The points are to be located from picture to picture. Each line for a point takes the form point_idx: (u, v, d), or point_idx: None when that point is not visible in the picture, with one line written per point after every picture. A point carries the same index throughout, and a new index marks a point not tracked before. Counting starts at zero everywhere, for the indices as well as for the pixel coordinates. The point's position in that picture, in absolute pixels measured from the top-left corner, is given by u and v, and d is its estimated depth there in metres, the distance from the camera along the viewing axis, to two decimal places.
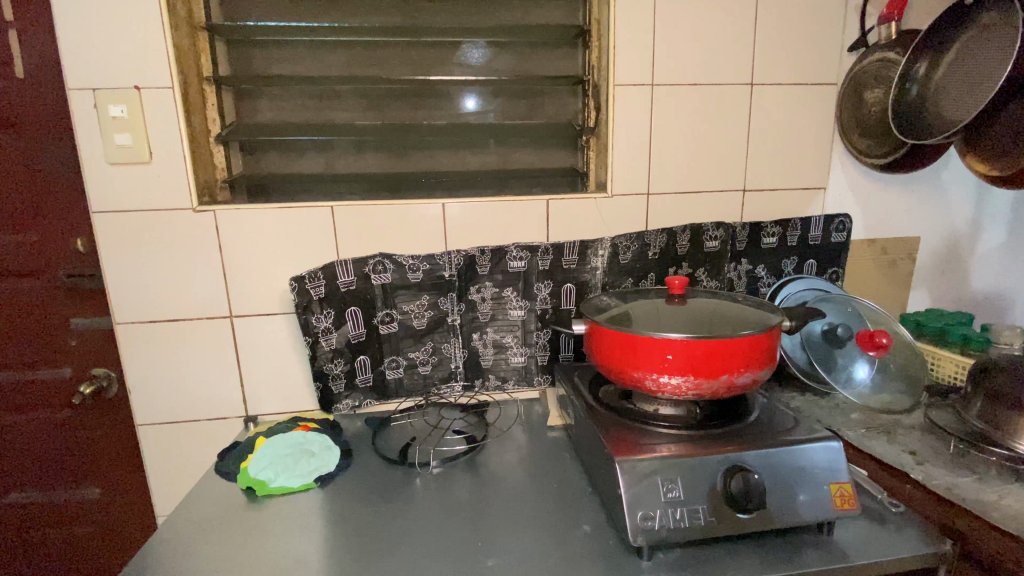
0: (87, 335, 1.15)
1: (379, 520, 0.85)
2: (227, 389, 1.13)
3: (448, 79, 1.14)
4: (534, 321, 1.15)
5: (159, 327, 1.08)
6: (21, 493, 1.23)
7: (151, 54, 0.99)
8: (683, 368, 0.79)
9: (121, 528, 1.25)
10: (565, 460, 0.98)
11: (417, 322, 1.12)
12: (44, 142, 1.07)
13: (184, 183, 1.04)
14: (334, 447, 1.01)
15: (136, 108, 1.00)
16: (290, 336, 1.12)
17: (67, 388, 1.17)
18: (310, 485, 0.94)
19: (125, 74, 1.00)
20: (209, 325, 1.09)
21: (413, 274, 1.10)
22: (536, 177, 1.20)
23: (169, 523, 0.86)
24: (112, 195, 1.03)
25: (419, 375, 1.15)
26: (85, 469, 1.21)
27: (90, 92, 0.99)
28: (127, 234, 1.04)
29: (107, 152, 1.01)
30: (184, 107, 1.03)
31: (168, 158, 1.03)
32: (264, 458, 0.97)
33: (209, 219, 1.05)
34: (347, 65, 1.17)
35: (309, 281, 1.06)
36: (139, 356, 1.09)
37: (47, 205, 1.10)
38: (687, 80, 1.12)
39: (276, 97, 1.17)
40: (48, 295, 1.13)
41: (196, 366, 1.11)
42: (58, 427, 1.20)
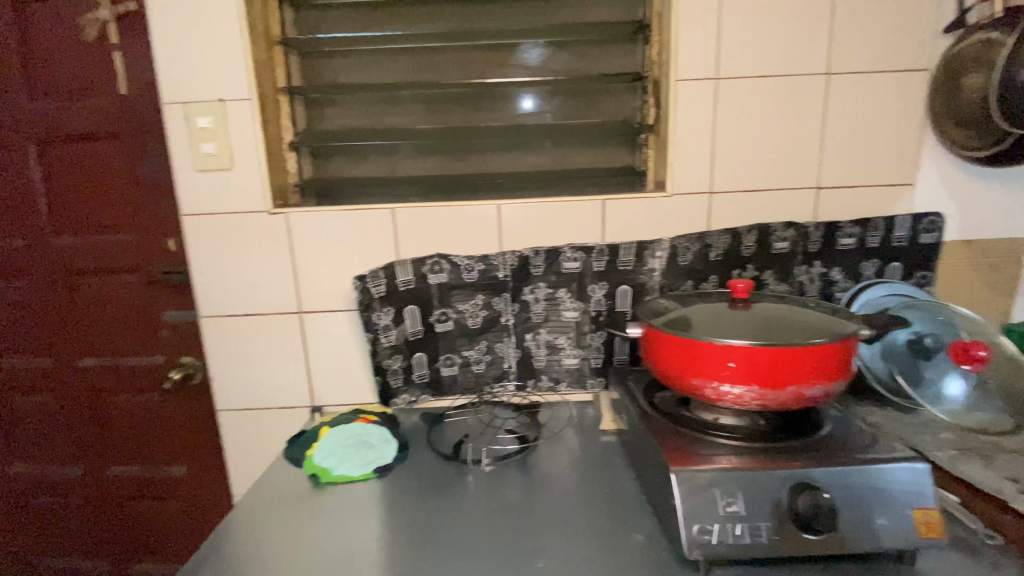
0: (178, 326, 1.25)
1: (432, 513, 0.88)
2: (296, 380, 1.20)
3: (505, 81, 1.15)
4: (588, 323, 1.14)
5: (239, 321, 1.17)
6: (124, 466, 1.37)
7: (234, 69, 1.07)
8: (745, 378, 0.75)
9: (205, 506, 1.36)
10: (619, 467, 0.96)
11: (472, 322, 1.14)
12: (145, 154, 1.18)
13: (260, 188, 1.11)
14: (393, 440, 1.05)
15: (221, 120, 1.09)
16: (354, 332, 1.17)
17: (160, 374, 1.29)
18: (370, 475, 0.97)
19: (211, 89, 1.08)
20: (283, 321, 1.17)
21: (467, 274, 1.12)
22: (591, 175, 1.19)
23: (243, 503, 0.93)
24: (201, 199, 1.12)
25: (472, 373, 1.17)
26: (178, 450, 1.33)
27: (181, 106, 1.09)
28: (213, 235, 1.14)
29: (195, 159, 1.11)
30: (261, 116, 1.10)
31: (248, 165, 1.11)
32: (327, 446, 1.02)
33: (282, 221, 1.12)
34: (408, 72, 1.21)
35: (371, 281, 1.11)
36: (223, 346, 1.19)
37: (145, 208, 1.21)
38: (755, 71, 1.07)
39: (343, 105, 1.24)
40: (144, 289, 1.25)
41: (270, 357, 1.19)
42: (152, 409, 1.32)
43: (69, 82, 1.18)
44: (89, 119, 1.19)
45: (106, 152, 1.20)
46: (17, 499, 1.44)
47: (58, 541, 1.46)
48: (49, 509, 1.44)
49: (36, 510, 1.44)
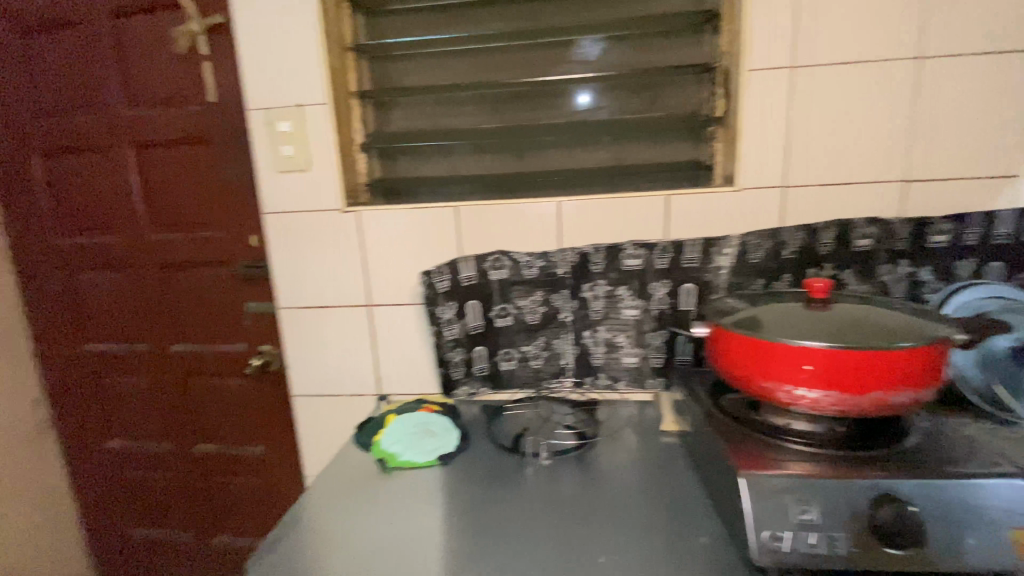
0: (258, 317, 1.35)
1: (493, 503, 0.90)
2: (364, 369, 1.26)
3: (564, 78, 1.15)
4: (649, 321, 1.12)
5: (313, 313, 1.25)
6: (207, 444, 1.49)
7: (311, 76, 1.14)
8: (822, 382, 0.72)
9: (279, 484, 1.46)
10: (680, 468, 0.95)
11: (531, 317, 1.15)
12: (228, 156, 1.26)
13: (334, 188, 1.18)
14: (454, 430, 1.08)
15: (300, 124, 1.17)
16: (418, 325, 1.22)
17: (241, 360, 1.39)
18: (433, 462, 1.01)
19: (291, 95, 1.16)
20: (353, 313, 1.24)
21: (527, 271, 1.13)
22: (651, 171, 1.17)
23: (318, 483, 1.00)
24: (281, 199, 1.21)
25: (531, 369, 1.19)
26: (256, 431, 1.43)
27: (265, 112, 1.17)
28: (291, 232, 1.22)
29: (276, 163, 1.19)
30: (335, 120, 1.17)
31: (323, 166, 1.18)
32: (394, 433, 1.07)
33: (353, 219, 1.19)
34: (471, 73, 1.25)
35: (436, 276, 1.15)
36: (298, 336, 1.27)
37: (228, 207, 1.30)
38: (836, 58, 1.01)
39: (409, 107, 1.29)
40: (227, 282, 1.34)
41: (341, 347, 1.26)
42: (232, 392, 1.42)
43: (160, 89, 1.27)
44: (179, 124, 1.27)
45: (193, 155, 1.29)
46: (114, 471, 1.59)
47: (148, 511, 1.59)
48: (141, 482, 1.57)
49: (129, 482, 1.58)
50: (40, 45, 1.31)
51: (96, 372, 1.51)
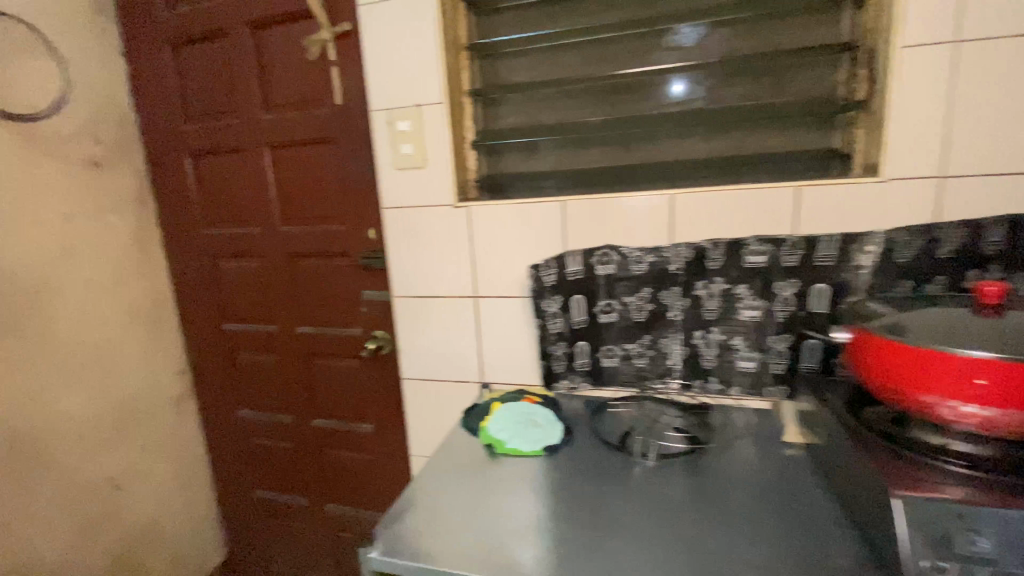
0: (373, 304, 1.45)
1: (604, 498, 0.89)
2: (468, 357, 1.31)
3: (653, 69, 1.13)
4: (771, 324, 1.05)
5: (424, 302, 1.33)
6: (323, 419, 1.62)
7: (430, 76, 1.20)
8: (997, 399, 0.63)
9: (387, 460, 1.57)
10: (807, 484, 0.88)
11: (637, 315, 1.13)
12: (351, 155, 1.36)
13: (448, 183, 1.24)
14: (558, 422, 1.09)
15: (419, 123, 1.23)
16: (522, 316, 1.24)
17: (356, 343, 1.50)
18: (539, 452, 1.03)
19: (411, 96, 1.23)
20: (461, 303, 1.29)
21: (636, 266, 1.11)
22: (756, 162, 1.11)
23: (432, 462, 1.05)
24: (399, 194, 1.29)
25: (634, 367, 1.16)
26: (368, 409, 1.55)
27: (387, 112, 1.25)
28: (406, 226, 1.30)
29: (396, 160, 1.26)
30: (450, 117, 1.22)
31: (438, 163, 1.24)
32: (500, 420, 1.10)
33: (464, 213, 1.24)
34: (581, 66, 1.24)
35: (543, 270, 1.17)
36: (410, 322, 1.35)
37: (349, 202, 1.40)
38: (1015, 27, 0.87)
39: (517, 102, 1.31)
40: (347, 270, 1.46)
41: (449, 334, 1.32)
42: (347, 372, 1.54)
43: (293, 92, 1.39)
44: (308, 125, 1.39)
45: (321, 154, 1.40)
46: (241, 438, 1.77)
47: (270, 476, 1.77)
48: (264, 450, 1.74)
49: (255, 448, 1.76)
50: (194, 57, 1.48)
51: (231, 348, 1.68)
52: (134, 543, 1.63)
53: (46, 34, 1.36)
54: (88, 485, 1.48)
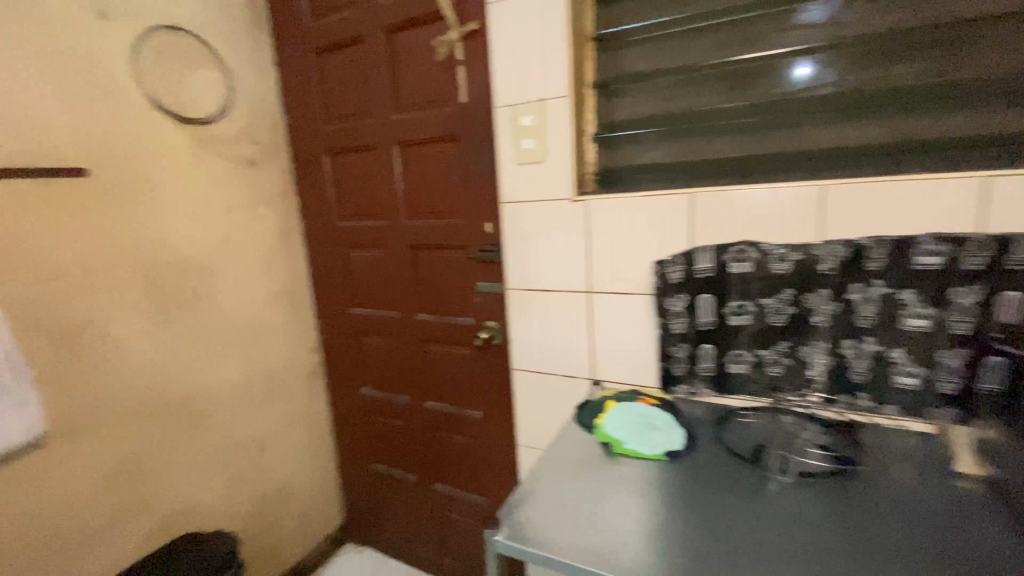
0: (488, 295, 1.49)
1: (735, 511, 0.84)
2: (579, 352, 1.33)
3: (761, 57, 1.09)
4: (943, 336, 0.92)
5: (538, 295, 1.37)
6: (436, 402, 1.72)
7: (556, 70, 1.21)
8: None
9: (495, 446, 1.62)
10: (993, 525, 0.75)
11: (774, 318, 1.05)
12: (473, 150, 1.41)
13: (568, 177, 1.25)
14: (678, 427, 1.06)
15: (541, 117, 1.25)
16: (640, 315, 1.22)
17: (470, 332, 1.56)
18: (660, 456, 0.99)
19: (536, 91, 1.25)
20: (575, 297, 1.31)
21: (777, 266, 1.03)
22: (893, 155, 1.02)
23: (548, 456, 1.06)
24: (519, 188, 1.34)
25: (766, 376, 1.09)
26: (478, 396, 1.61)
27: (511, 109, 1.30)
28: (524, 220, 1.35)
29: (517, 154, 1.31)
30: (574, 111, 1.22)
31: (559, 157, 1.25)
32: (616, 420, 1.09)
33: (582, 207, 1.24)
34: (713, 50, 1.17)
35: (669, 266, 1.13)
36: (524, 313, 1.42)
37: (470, 197, 1.45)
38: None
39: (640, 92, 1.26)
40: (465, 262, 1.52)
41: (562, 328, 1.35)
42: (460, 360, 1.61)
43: (421, 92, 1.47)
44: (434, 122, 1.46)
45: (445, 150, 1.47)
46: (362, 414, 1.93)
47: (385, 451, 1.91)
48: (382, 426, 1.88)
49: (374, 424, 1.91)
50: (336, 63, 1.62)
51: (357, 330, 1.84)
52: (273, 498, 1.84)
53: (220, 51, 1.57)
54: (240, 443, 1.71)
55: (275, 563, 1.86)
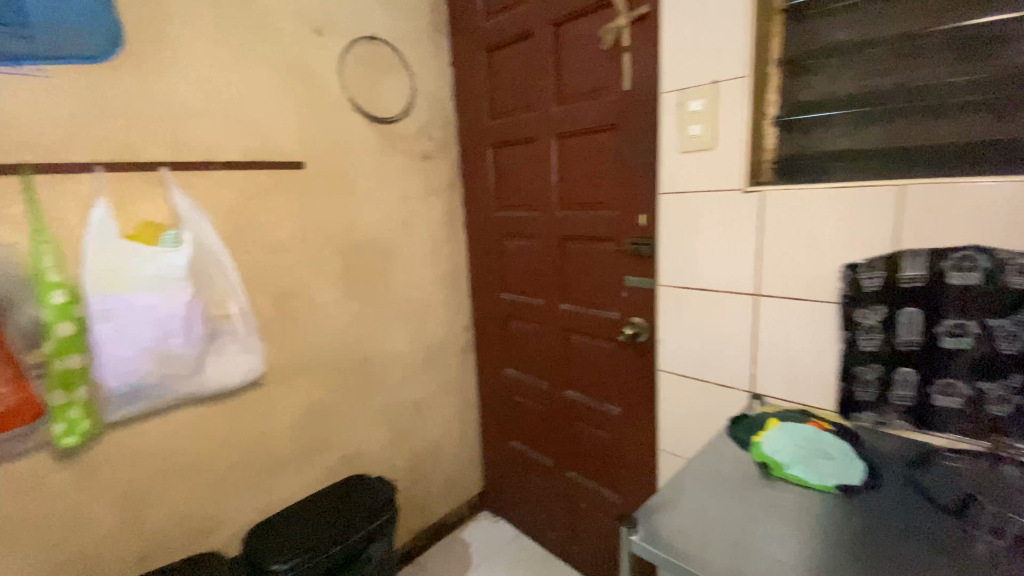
0: (636, 290, 1.44)
1: (928, 569, 0.70)
2: (739, 359, 1.23)
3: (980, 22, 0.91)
4: None
5: (696, 295, 1.29)
6: (575, 393, 1.73)
7: (734, 49, 1.11)
8: None
9: (634, 446, 1.58)
10: None
11: (1005, 346, 0.85)
12: (632, 139, 1.36)
13: (739, 167, 1.15)
14: (856, 460, 0.91)
15: (712, 101, 1.16)
16: (819, 326, 1.08)
17: (615, 326, 1.53)
18: (829, 488, 0.87)
19: (708, 72, 1.17)
20: (738, 300, 1.20)
21: (1017, 280, 0.83)
22: None
23: (694, 466, 1.00)
24: (683, 178, 1.26)
25: (986, 415, 0.89)
26: (618, 392, 1.58)
27: (679, 94, 1.23)
28: (686, 212, 1.27)
29: (682, 142, 1.24)
30: (752, 92, 1.11)
31: (730, 145, 1.15)
32: (777, 439, 0.97)
33: (755, 199, 1.13)
34: (945, 9, 0.95)
35: (864, 271, 0.97)
36: (678, 311, 1.34)
37: (626, 187, 1.40)
38: None
39: (838, 66, 1.08)
40: (615, 254, 1.48)
41: (720, 332, 1.25)
42: (603, 354, 1.59)
43: (584, 83, 1.47)
44: (595, 111, 1.44)
45: (603, 139, 1.45)
46: (506, 394, 2.04)
47: (524, 433, 1.99)
48: (523, 409, 1.97)
49: (516, 406, 2.00)
50: (504, 59, 1.71)
51: (505, 315, 1.94)
52: (425, 458, 2.05)
53: (407, 56, 1.77)
54: (401, 404, 1.93)
55: (423, 517, 2.07)
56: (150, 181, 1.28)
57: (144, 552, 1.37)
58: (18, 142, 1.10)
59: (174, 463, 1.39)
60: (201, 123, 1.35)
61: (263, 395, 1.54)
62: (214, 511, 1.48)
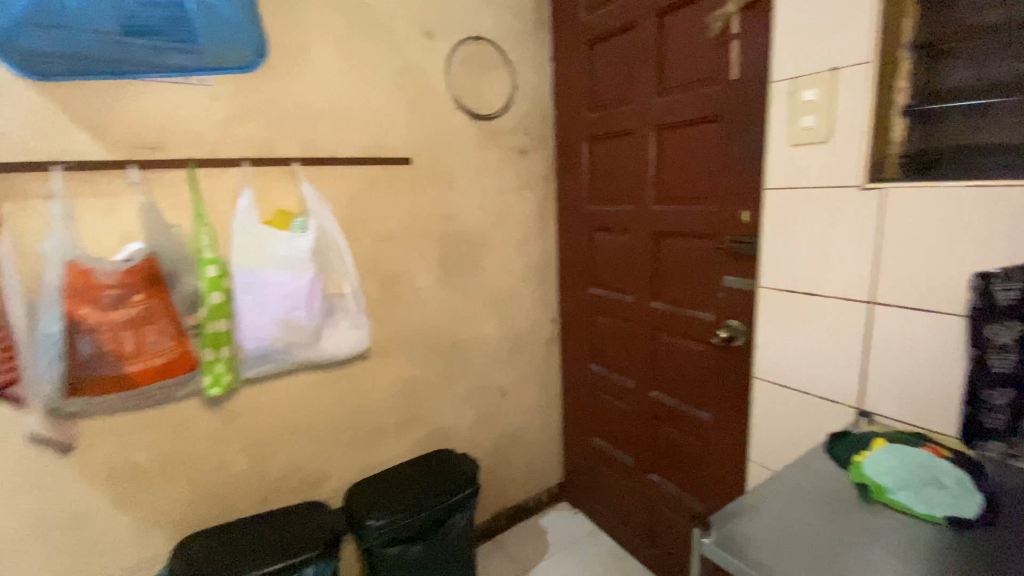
0: (733, 291, 1.38)
1: None
2: (845, 372, 1.14)
3: None
4: None
5: (800, 300, 1.21)
6: (662, 394, 1.70)
7: (857, 32, 1.02)
8: None
9: (722, 455, 1.51)
10: None
11: None
12: (737, 132, 1.29)
13: (857, 161, 1.05)
14: (976, 493, 0.81)
15: (830, 90, 1.07)
16: (947, 342, 0.96)
17: (708, 328, 1.48)
18: (936, 518, 0.79)
19: (826, 59, 1.08)
20: (849, 308, 1.11)
21: None
22: None
23: (782, 479, 0.95)
24: (791, 174, 1.18)
25: None
26: (707, 396, 1.52)
27: (791, 82, 1.15)
28: (792, 211, 1.19)
29: (792, 134, 1.16)
30: (877, 79, 1.01)
31: (848, 137, 1.06)
32: (882, 460, 0.89)
33: (875, 198, 1.03)
34: None
35: (999, 283, 0.85)
36: (778, 316, 1.26)
37: (728, 183, 1.34)
38: None
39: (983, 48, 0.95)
40: (712, 253, 1.43)
41: (826, 341, 1.16)
42: (694, 356, 1.54)
43: (687, 73, 1.42)
44: (698, 102, 1.39)
45: (705, 132, 1.39)
46: (589, 388, 2.05)
47: (606, 429, 1.99)
48: (607, 405, 1.97)
49: (599, 401, 2.00)
50: (605, 51, 1.70)
51: (593, 309, 1.94)
52: (507, 442, 2.13)
53: (509, 53, 1.83)
54: (487, 388, 2.02)
55: (502, 499, 2.16)
56: (284, 174, 1.47)
57: (266, 495, 1.60)
58: (188, 141, 1.33)
59: (293, 420, 1.60)
60: (326, 122, 1.52)
61: (367, 367, 1.71)
62: (322, 466, 1.68)
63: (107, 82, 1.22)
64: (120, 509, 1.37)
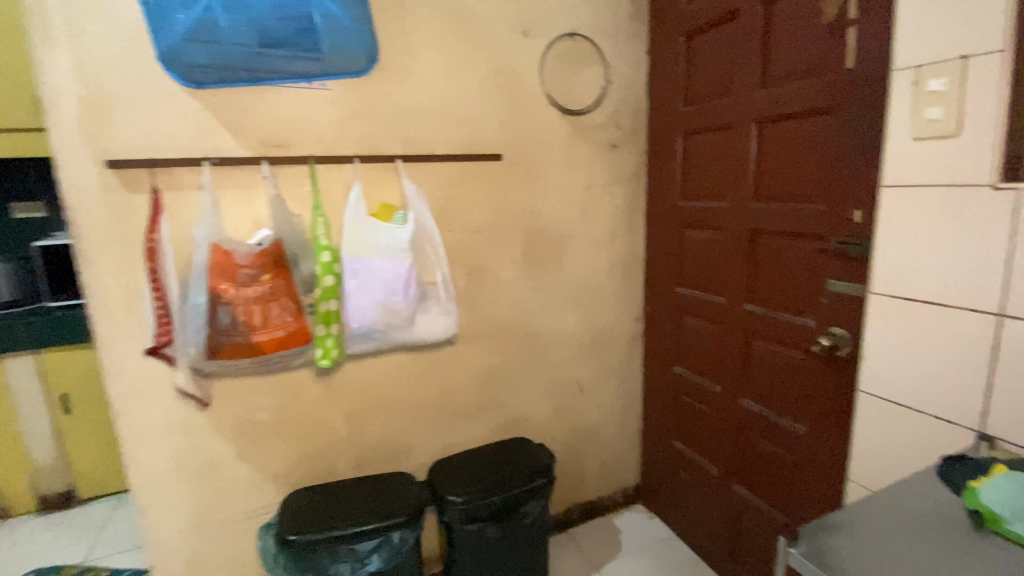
0: (840, 297, 1.29)
1: None
2: (965, 391, 1.03)
3: None
4: None
5: (916, 309, 1.11)
6: (752, 401, 1.63)
7: (995, 15, 0.92)
8: None
9: (817, 471, 1.43)
10: None
11: None
12: (852, 125, 1.21)
13: (990, 158, 0.95)
14: None
15: (961, 78, 0.98)
16: None
17: (809, 335, 1.39)
18: None
19: (957, 44, 0.98)
20: (973, 320, 1.01)
21: None
22: None
23: (876, 501, 0.90)
24: (911, 170, 1.09)
25: None
26: (803, 407, 1.44)
27: (915, 70, 1.06)
28: (911, 213, 1.10)
29: (913, 127, 1.07)
30: (1019, 66, 0.90)
31: (980, 131, 0.96)
32: (1002, 488, 0.80)
33: (1010, 201, 0.93)
34: None
35: None
36: (890, 326, 1.17)
37: (839, 180, 1.26)
38: None
39: None
40: (818, 255, 1.34)
41: (943, 357, 1.07)
42: (791, 363, 1.46)
43: (795, 64, 1.35)
44: (808, 93, 1.31)
45: (814, 125, 1.31)
46: (673, 389, 2.01)
47: (690, 432, 1.95)
48: (691, 408, 1.92)
49: (684, 403, 1.96)
50: (704, 42, 1.65)
51: (681, 308, 1.90)
52: (583, 436, 2.16)
53: (604, 48, 1.84)
54: (566, 381, 2.07)
55: (576, 492, 2.19)
56: (388, 171, 1.62)
57: (360, 461, 1.78)
58: (310, 141, 1.52)
59: (387, 395, 1.76)
60: (427, 121, 1.65)
61: (453, 351, 1.83)
62: (410, 440, 1.84)
63: (248, 89, 1.43)
64: (244, 456, 1.61)
